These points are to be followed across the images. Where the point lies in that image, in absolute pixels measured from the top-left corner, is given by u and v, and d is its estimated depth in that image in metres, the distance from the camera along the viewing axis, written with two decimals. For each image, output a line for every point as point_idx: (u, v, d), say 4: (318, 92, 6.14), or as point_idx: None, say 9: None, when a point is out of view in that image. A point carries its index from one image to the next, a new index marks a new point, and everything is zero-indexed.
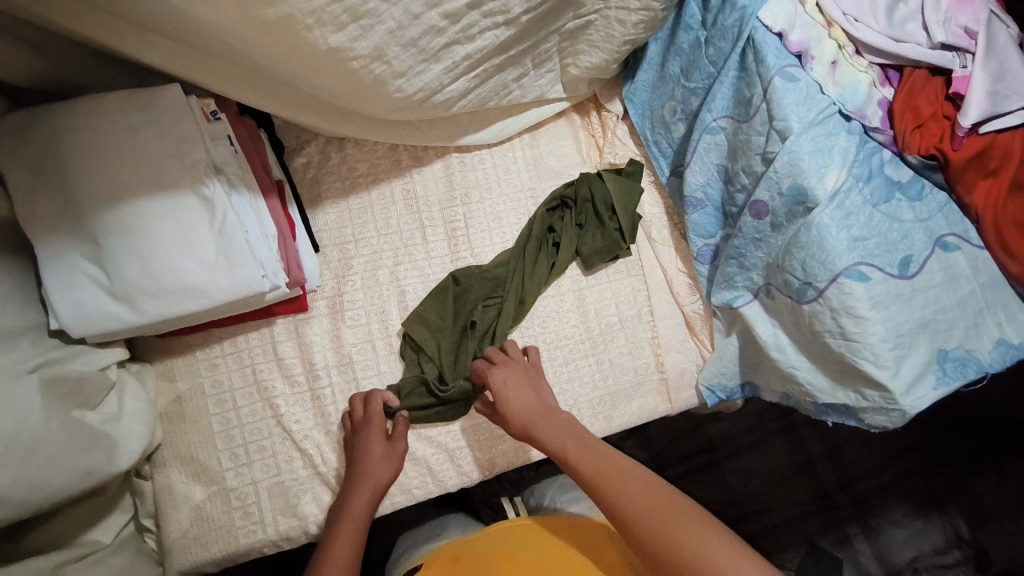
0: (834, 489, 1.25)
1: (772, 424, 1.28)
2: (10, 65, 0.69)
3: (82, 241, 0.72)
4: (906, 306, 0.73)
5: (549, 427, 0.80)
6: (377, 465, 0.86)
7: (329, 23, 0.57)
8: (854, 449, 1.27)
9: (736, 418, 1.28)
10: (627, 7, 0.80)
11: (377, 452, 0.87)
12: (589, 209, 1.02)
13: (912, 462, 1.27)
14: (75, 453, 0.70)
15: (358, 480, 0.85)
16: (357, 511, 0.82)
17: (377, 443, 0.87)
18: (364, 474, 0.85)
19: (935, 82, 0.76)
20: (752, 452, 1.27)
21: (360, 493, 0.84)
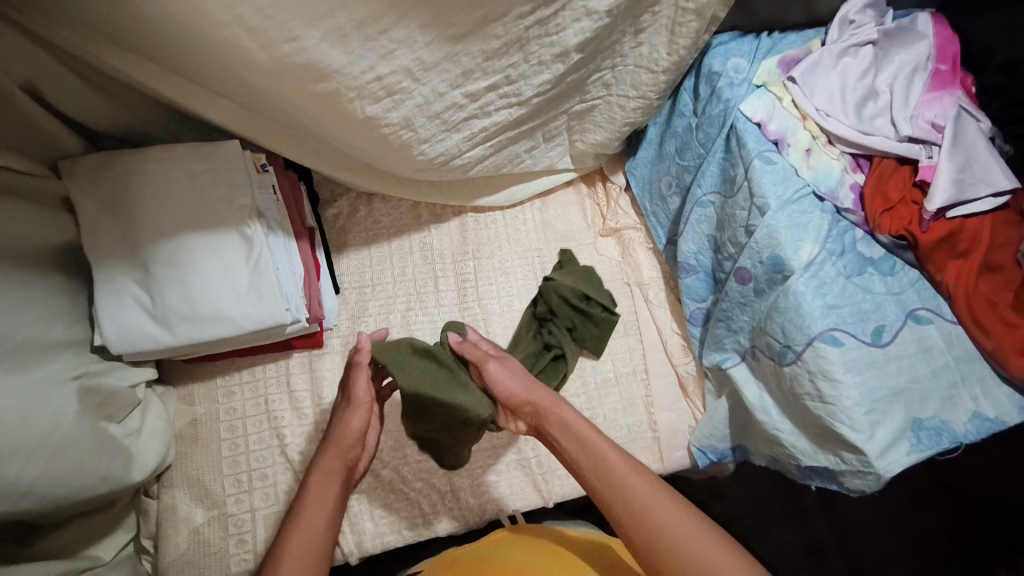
0: None
1: (778, 507, 1.18)
2: (101, 117, 0.81)
3: (135, 268, 0.81)
4: (880, 372, 0.77)
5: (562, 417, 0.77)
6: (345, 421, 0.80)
7: (367, 96, 0.67)
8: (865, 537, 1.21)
9: (740, 497, 1.17)
10: (626, 95, 0.91)
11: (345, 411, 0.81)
12: (567, 308, 1.02)
13: None
14: (94, 460, 0.75)
15: (327, 451, 0.78)
16: (320, 486, 0.76)
17: (352, 407, 0.81)
18: (337, 444, 0.79)
19: (903, 170, 0.83)
20: (760, 538, 1.16)
21: (323, 467, 0.77)
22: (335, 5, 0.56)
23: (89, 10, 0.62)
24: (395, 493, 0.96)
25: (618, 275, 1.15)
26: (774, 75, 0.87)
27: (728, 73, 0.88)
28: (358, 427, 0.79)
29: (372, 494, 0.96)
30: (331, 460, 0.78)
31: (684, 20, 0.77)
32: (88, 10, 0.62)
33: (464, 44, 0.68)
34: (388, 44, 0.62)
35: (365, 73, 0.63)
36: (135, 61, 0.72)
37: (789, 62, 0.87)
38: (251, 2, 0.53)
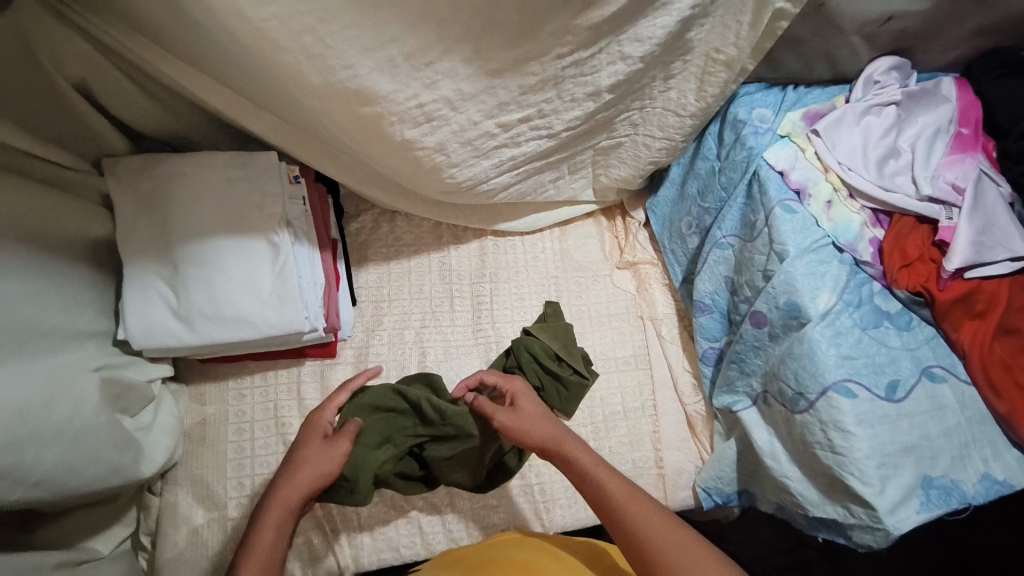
0: None
1: (785, 561, 1.11)
2: (148, 122, 0.84)
3: (165, 267, 0.84)
4: (892, 427, 0.76)
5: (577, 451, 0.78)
6: (316, 462, 0.77)
7: (407, 121, 0.69)
8: None
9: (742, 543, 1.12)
10: (652, 135, 0.93)
11: (317, 453, 0.78)
12: (536, 369, 1.02)
13: None
14: (111, 453, 0.77)
15: (280, 496, 0.73)
16: (272, 529, 0.70)
17: (314, 449, 0.79)
18: (294, 486, 0.74)
19: (922, 229, 0.84)
20: None
21: (276, 509, 0.72)
22: (388, 37, 0.58)
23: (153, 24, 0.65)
24: (396, 509, 0.96)
25: (631, 308, 1.16)
26: (798, 127, 0.89)
27: (753, 122, 0.90)
28: (319, 476, 0.75)
29: (373, 508, 0.96)
30: (285, 505, 0.72)
31: (713, 69, 0.79)
32: (153, 23, 0.65)
33: (502, 78, 0.70)
34: (433, 75, 0.65)
35: (408, 99, 0.66)
36: (190, 72, 0.75)
37: (813, 115, 0.90)
38: (313, 32, 0.55)
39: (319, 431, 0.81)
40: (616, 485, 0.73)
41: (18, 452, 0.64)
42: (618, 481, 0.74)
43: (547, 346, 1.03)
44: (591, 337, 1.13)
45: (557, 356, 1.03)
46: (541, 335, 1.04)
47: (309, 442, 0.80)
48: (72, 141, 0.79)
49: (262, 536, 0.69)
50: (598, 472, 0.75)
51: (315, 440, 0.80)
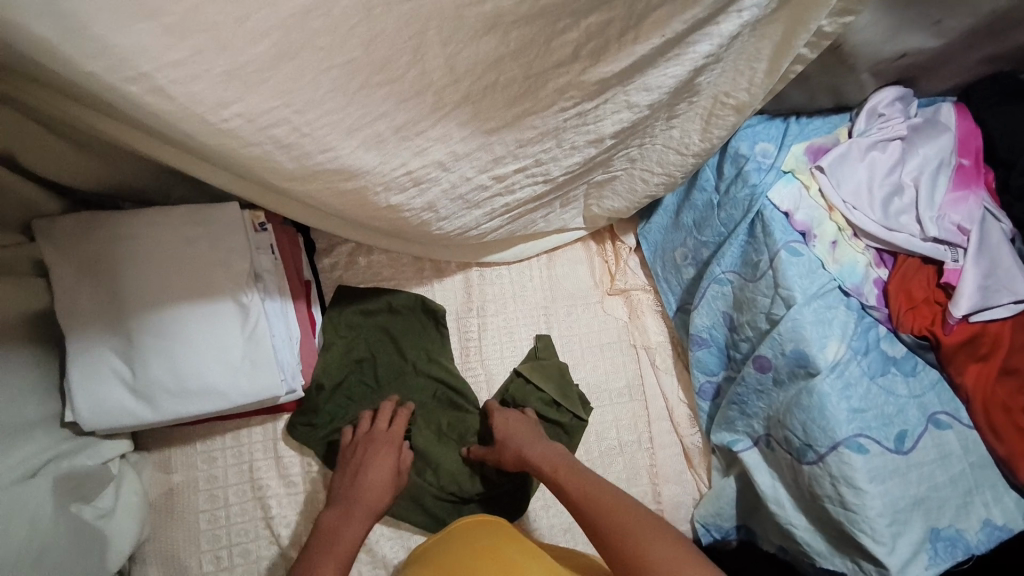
0: None
1: None
2: (89, 180, 0.73)
3: (117, 340, 0.74)
4: (902, 480, 0.75)
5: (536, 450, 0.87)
6: (380, 479, 0.85)
7: (394, 188, 0.61)
8: None
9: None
10: (650, 171, 0.87)
11: (382, 471, 0.86)
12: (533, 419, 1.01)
13: None
14: (72, 560, 0.68)
15: (354, 512, 0.80)
16: (353, 528, 0.78)
17: (381, 466, 0.86)
18: (365, 496, 0.83)
19: (927, 270, 0.82)
20: None
21: (353, 519, 0.80)
22: (377, 114, 0.52)
23: (83, 92, 0.55)
24: (388, 570, 0.92)
25: (624, 337, 1.13)
26: (802, 162, 0.86)
27: (756, 158, 0.86)
28: (384, 492, 0.84)
29: (363, 570, 0.91)
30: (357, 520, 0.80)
31: (721, 113, 0.74)
32: (79, 92, 0.54)
33: (499, 134, 0.62)
34: (424, 143, 0.57)
35: (396, 169, 0.58)
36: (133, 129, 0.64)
37: (816, 150, 0.86)
38: (288, 123, 0.49)
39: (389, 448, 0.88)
40: (575, 488, 0.79)
41: None
42: (577, 482, 0.80)
43: (539, 392, 1.01)
44: (584, 369, 1.09)
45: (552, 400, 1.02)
46: (535, 380, 1.01)
47: (380, 455, 0.87)
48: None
49: (341, 539, 0.77)
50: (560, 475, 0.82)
51: (381, 458, 0.87)
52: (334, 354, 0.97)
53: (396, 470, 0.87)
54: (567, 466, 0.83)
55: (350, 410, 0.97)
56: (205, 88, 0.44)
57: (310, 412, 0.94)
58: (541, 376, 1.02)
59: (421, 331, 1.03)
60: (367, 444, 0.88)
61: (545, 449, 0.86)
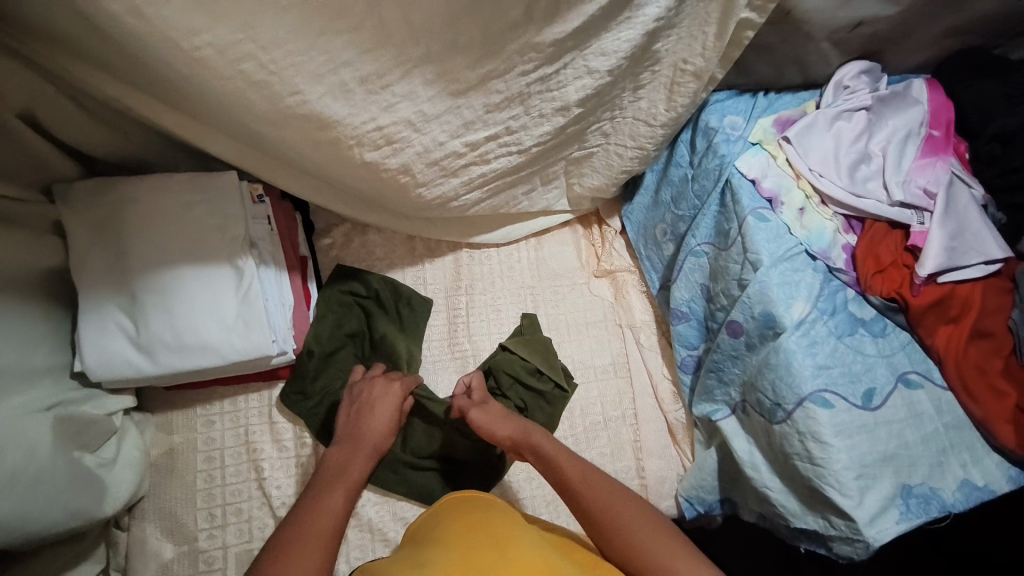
0: None
1: None
2: (104, 148, 0.82)
3: (122, 296, 0.80)
4: (870, 437, 0.76)
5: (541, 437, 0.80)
6: (383, 416, 0.85)
7: (367, 144, 0.67)
8: None
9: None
10: (624, 144, 0.92)
11: (387, 408, 0.86)
12: (518, 388, 1.03)
13: None
14: (70, 494, 0.74)
15: (358, 444, 0.81)
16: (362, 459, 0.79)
17: (389, 405, 0.86)
18: (371, 430, 0.83)
19: (894, 234, 0.84)
20: None
21: (360, 454, 0.79)
22: (340, 62, 0.59)
23: (100, 54, 0.63)
24: (373, 533, 0.94)
25: (609, 316, 1.15)
26: (770, 134, 0.89)
27: (725, 130, 0.90)
28: (389, 434, 0.84)
29: (348, 533, 0.93)
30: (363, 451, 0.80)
31: (682, 80, 0.80)
32: (95, 52, 0.62)
33: (467, 97, 0.69)
34: (391, 98, 0.64)
35: (366, 123, 0.65)
36: (141, 95, 0.71)
37: (784, 122, 0.90)
38: (254, 58, 0.55)
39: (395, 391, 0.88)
40: (574, 471, 0.75)
41: None
42: (576, 465, 0.76)
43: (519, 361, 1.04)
44: (570, 347, 1.12)
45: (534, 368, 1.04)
46: (515, 352, 1.04)
47: (384, 393, 0.88)
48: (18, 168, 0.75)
49: (349, 471, 0.77)
50: (562, 460, 0.76)
51: (386, 397, 0.87)
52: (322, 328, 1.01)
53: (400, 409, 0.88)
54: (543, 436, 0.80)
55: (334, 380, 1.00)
56: (179, 14, 0.50)
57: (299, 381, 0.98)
58: (528, 347, 1.05)
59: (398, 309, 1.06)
60: (378, 389, 0.88)
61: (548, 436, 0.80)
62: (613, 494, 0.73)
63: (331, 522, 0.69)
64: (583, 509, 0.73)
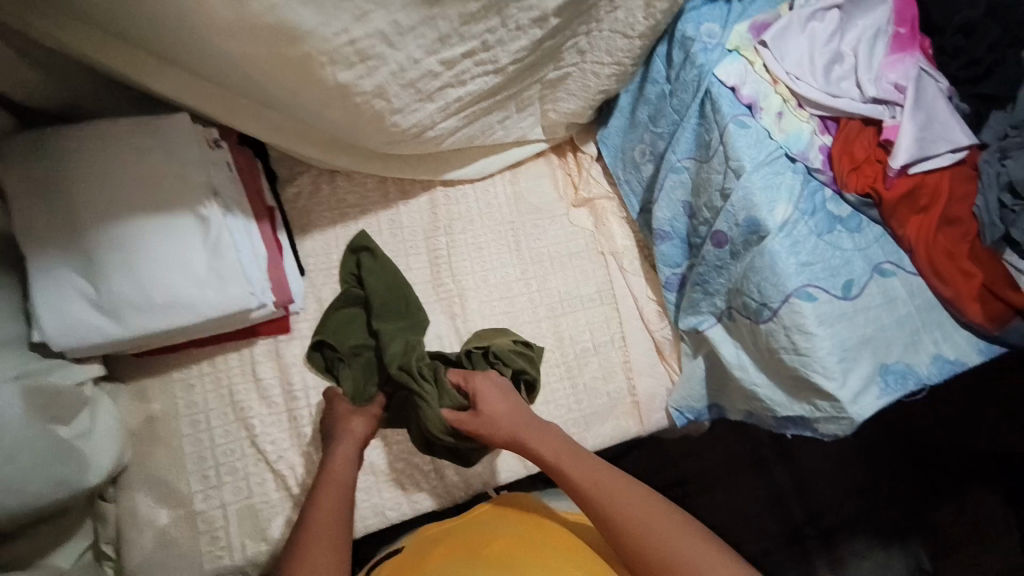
0: (805, 526, 1.30)
1: (742, 462, 1.32)
2: (29, 92, 0.74)
3: (77, 255, 0.74)
4: (849, 323, 0.81)
5: (537, 434, 0.84)
6: (349, 418, 0.87)
7: (340, 61, 0.66)
8: (823, 483, 1.33)
9: (708, 454, 1.32)
10: (602, 61, 0.90)
11: (347, 411, 0.88)
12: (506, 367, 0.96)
13: (878, 498, 1.33)
14: (54, 464, 0.70)
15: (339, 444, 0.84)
16: (343, 459, 0.83)
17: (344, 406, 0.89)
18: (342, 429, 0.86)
19: (867, 131, 0.86)
20: (724, 490, 1.30)
21: (341, 458, 0.83)
22: None
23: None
24: (376, 475, 0.94)
25: (590, 245, 1.13)
26: (746, 39, 0.89)
27: (702, 38, 0.89)
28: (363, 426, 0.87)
29: None
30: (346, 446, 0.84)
31: None
32: None
33: (440, 8, 0.68)
34: (363, 5, 0.63)
35: (338, 34, 0.64)
36: (76, 27, 0.67)
37: (759, 26, 0.90)
38: None
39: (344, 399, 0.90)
40: (582, 473, 0.80)
41: None
42: (582, 471, 0.80)
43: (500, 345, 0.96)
44: (555, 280, 1.09)
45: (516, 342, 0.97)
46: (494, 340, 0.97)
47: (338, 402, 0.89)
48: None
49: (334, 475, 0.81)
50: (566, 464, 0.81)
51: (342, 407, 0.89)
52: (334, 319, 0.97)
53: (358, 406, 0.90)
54: (533, 427, 0.86)
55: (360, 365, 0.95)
56: None
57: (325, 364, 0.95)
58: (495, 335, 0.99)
59: (407, 293, 0.99)
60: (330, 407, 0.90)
61: (551, 432, 0.85)
62: (605, 480, 0.79)
63: (331, 537, 0.74)
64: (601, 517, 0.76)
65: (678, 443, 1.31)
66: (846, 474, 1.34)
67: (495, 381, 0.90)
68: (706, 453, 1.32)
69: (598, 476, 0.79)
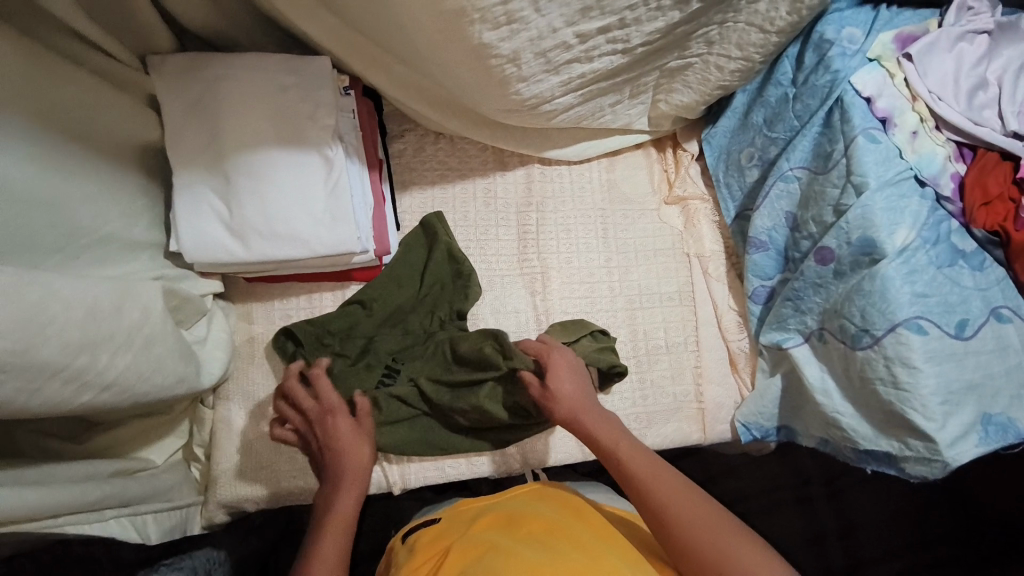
0: (844, 573, 1.25)
1: (787, 493, 1.29)
2: (196, 17, 0.82)
3: (216, 176, 0.81)
4: (958, 365, 0.77)
5: (594, 416, 0.86)
6: (349, 451, 0.86)
7: (489, 20, 0.67)
8: (866, 532, 1.28)
9: (752, 479, 1.29)
10: (728, 55, 0.88)
11: (348, 440, 0.87)
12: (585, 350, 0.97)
13: (927, 560, 1.26)
14: (177, 362, 0.77)
15: (342, 480, 0.85)
16: (346, 501, 0.83)
17: (340, 429, 0.87)
18: (341, 468, 0.85)
19: (1005, 166, 0.81)
20: (765, 518, 1.27)
21: (346, 497, 0.84)
22: None
23: None
24: None
25: (677, 244, 1.11)
26: (889, 50, 0.85)
27: (841, 43, 0.85)
28: (356, 456, 0.86)
29: None
30: (348, 489, 0.84)
31: None
32: None
33: None
34: None
35: None
36: None
37: (905, 38, 0.86)
38: None
39: (338, 416, 0.88)
40: (631, 458, 0.81)
41: (94, 354, 0.64)
42: (633, 453, 0.81)
43: (479, 346, 0.93)
44: (637, 273, 1.09)
45: (594, 333, 1.00)
46: (576, 325, 1.00)
47: (335, 424, 0.88)
48: (108, 24, 0.75)
49: (335, 518, 0.81)
50: (618, 447, 0.82)
51: (335, 429, 0.87)
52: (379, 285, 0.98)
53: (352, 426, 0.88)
54: (594, 409, 0.88)
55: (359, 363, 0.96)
56: None
57: (309, 353, 0.94)
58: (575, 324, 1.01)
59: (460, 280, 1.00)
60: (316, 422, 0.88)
61: (608, 416, 0.88)
62: (651, 465, 0.79)
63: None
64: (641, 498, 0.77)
65: (724, 462, 1.29)
66: (898, 526, 1.28)
67: (569, 359, 0.91)
68: (750, 478, 1.29)
69: (648, 464, 0.80)
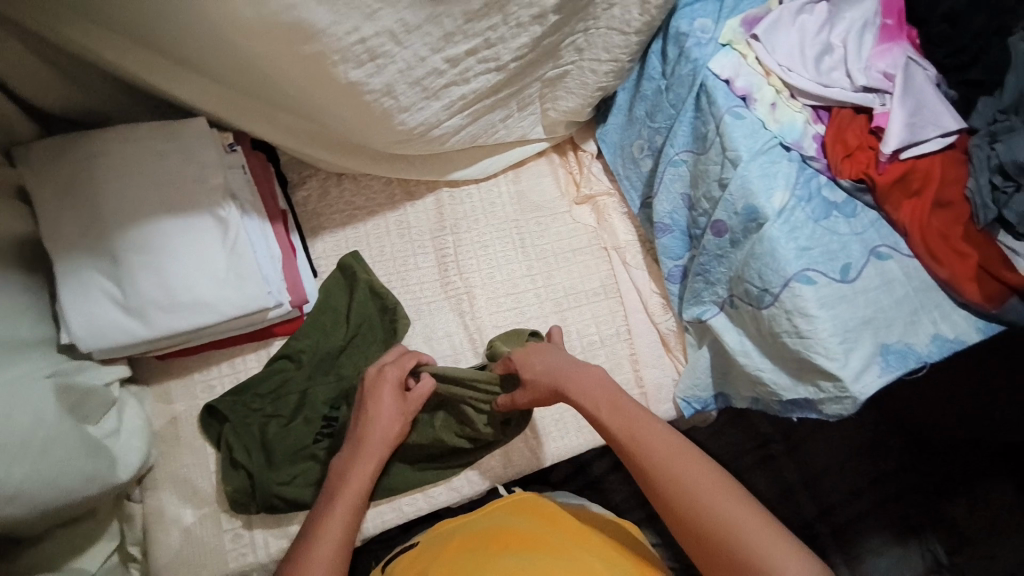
0: (817, 520, 1.32)
1: (749, 457, 1.34)
2: (56, 97, 0.79)
3: (101, 258, 0.77)
4: (850, 305, 0.84)
5: (572, 383, 0.80)
6: (384, 422, 0.82)
7: (351, 59, 0.71)
8: (831, 477, 1.35)
9: (715, 451, 1.33)
10: (598, 59, 0.93)
11: (387, 413, 0.83)
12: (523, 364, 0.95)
13: (889, 492, 1.33)
14: (87, 460, 0.72)
15: (361, 452, 0.81)
16: (361, 473, 0.80)
17: (385, 398, 0.83)
18: (367, 438, 0.82)
19: (860, 119, 0.90)
20: None
21: (361, 467, 0.81)
22: None
23: None
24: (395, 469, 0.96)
25: (594, 241, 1.14)
26: (738, 33, 0.93)
27: (695, 33, 0.93)
28: (392, 429, 0.83)
29: None
30: (367, 460, 0.81)
31: None
32: None
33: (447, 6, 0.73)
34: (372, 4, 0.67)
35: (349, 33, 0.69)
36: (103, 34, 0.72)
37: (751, 21, 0.93)
38: None
39: (392, 386, 0.84)
40: (618, 424, 0.75)
41: None
42: (626, 419, 0.75)
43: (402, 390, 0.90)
44: (561, 275, 1.11)
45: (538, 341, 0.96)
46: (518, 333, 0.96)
47: (382, 391, 0.83)
48: None
49: (348, 488, 0.79)
50: (603, 417, 0.77)
51: (382, 400, 0.83)
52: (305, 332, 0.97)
53: (399, 400, 0.84)
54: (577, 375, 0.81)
55: (295, 420, 0.92)
56: None
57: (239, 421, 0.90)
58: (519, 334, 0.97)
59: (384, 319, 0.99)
60: (369, 387, 0.84)
61: (598, 375, 0.81)
62: (648, 427, 0.74)
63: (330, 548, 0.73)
64: (639, 467, 0.72)
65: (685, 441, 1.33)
66: (855, 466, 1.35)
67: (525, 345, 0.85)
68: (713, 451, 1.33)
69: (643, 429, 0.74)
